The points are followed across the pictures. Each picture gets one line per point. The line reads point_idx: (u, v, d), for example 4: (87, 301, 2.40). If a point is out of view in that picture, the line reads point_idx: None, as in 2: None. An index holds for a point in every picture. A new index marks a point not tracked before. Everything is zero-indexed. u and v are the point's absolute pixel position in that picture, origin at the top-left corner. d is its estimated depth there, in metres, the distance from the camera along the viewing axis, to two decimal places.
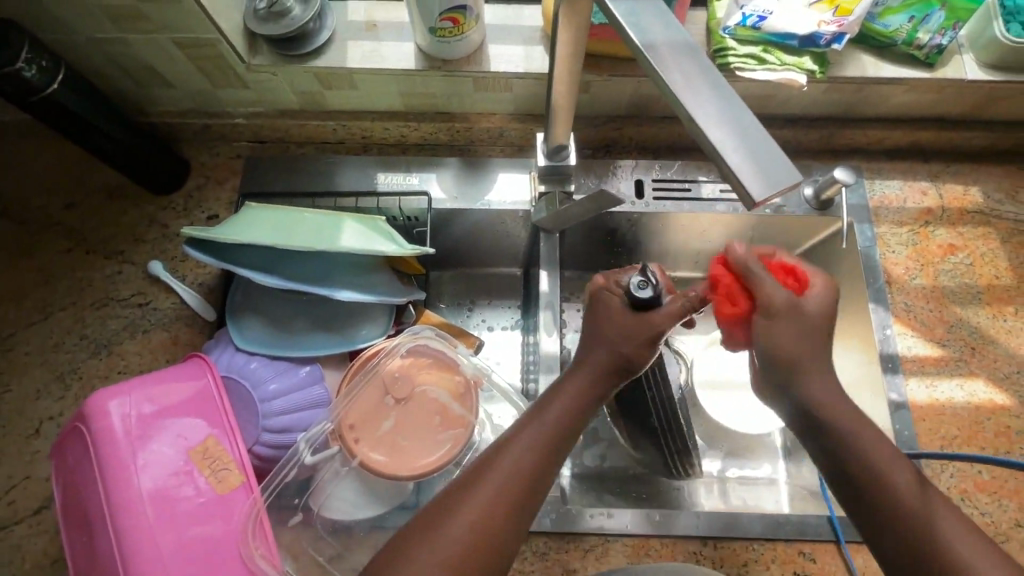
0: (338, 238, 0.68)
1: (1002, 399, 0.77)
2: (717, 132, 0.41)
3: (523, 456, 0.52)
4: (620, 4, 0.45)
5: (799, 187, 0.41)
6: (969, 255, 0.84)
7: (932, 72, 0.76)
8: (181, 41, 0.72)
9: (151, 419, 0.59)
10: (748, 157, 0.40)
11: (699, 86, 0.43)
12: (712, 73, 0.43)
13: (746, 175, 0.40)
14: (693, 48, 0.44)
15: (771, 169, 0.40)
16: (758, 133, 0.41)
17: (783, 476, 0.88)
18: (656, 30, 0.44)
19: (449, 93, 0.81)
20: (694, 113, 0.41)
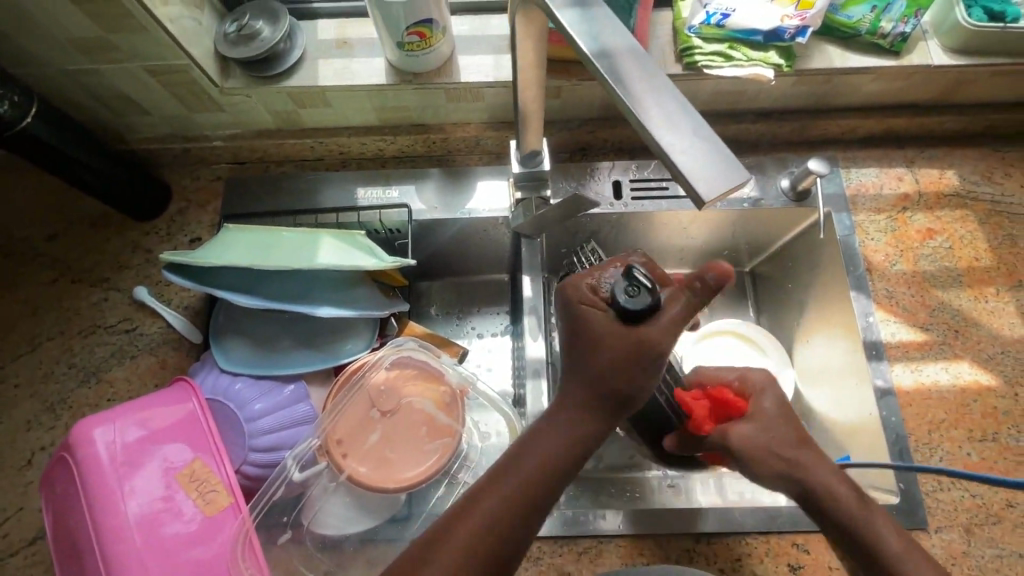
0: (316, 255, 0.68)
1: (987, 380, 0.78)
2: (666, 135, 0.41)
3: (510, 493, 0.52)
4: (571, 18, 0.47)
5: (748, 185, 0.40)
6: (948, 238, 0.85)
7: (898, 59, 0.76)
8: (152, 68, 0.72)
9: (138, 445, 0.59)
10: (698, 158, 0.40)
11: (646, 91, 0.43)
12: (661, 79, 0.43)
13: (694, 175, 0.39)
14: (639, 53, 0.45)
15: (718, 168, 0.40)
16: (705, 134, 0.41)
17: None
18: (604, 38, 0.45)
19: (422, 106, 0.82)
20: (642, 117, 0.42)
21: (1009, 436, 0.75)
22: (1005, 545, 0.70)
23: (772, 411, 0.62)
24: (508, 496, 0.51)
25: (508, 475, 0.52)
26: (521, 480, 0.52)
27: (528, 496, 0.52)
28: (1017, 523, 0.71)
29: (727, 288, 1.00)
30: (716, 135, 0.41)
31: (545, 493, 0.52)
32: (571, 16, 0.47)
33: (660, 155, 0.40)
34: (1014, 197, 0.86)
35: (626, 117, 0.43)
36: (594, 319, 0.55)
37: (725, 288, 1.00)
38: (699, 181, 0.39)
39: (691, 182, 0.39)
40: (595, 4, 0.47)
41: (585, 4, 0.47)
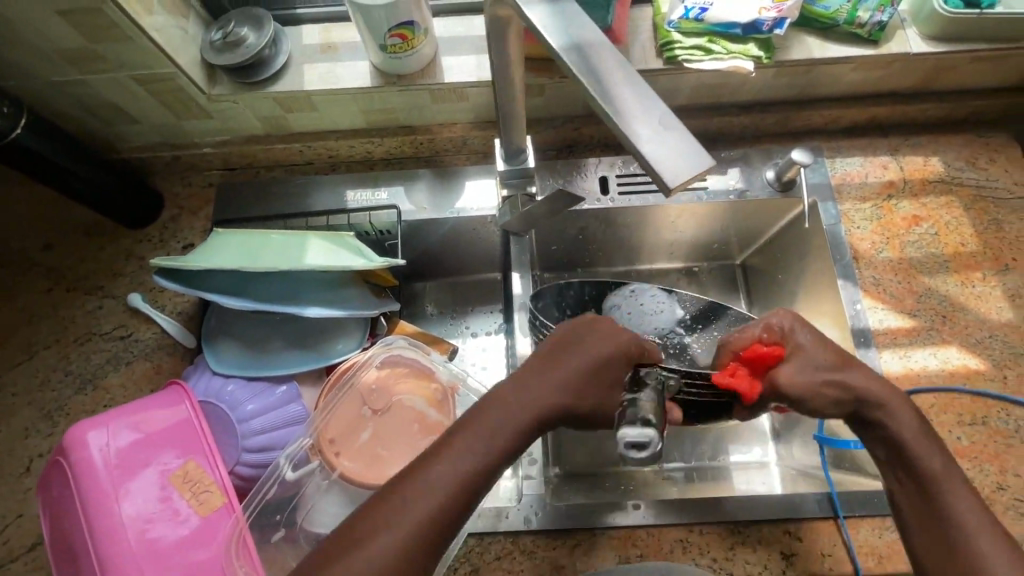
0: (304, 256, 0.69)
1: (976, 364, 0.78)
2: (634, 125, 0.42)
3: (476, 445, 0.51)
4: (541, 15, 0.47)
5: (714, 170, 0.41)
6: (933, 225, 0.85)
7: (877, 48, 0.77)
8: (139, 77, 0.73)
9: (130, 448, 0.60)
10: (665, 147, 0.41)
11: (613, 83, 0.44)
12: (629, 72, 0.44)
13: (661, 164, 0.40)
14: (607, 46, 0.45)
15: (685, 156, 0.40)
16: (671, 122, 0.42)
17: (774, 458, 0.90)
18: (572, 33, 0.46)
19: (407, 107, 0.83)
20: (610, 110, 0.43)
21: (999, 419, 0.75)
22: None
23: (810, 345, 0.60)
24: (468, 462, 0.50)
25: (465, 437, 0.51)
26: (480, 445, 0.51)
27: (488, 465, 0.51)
28: (1009, 505, 0.71)
29: (719, 281, 1.00)
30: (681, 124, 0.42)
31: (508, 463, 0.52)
32: (541, 12, 0.48)
33: (627, 144, 0.41)
34: (999, 182, 0.87)
35: (594, 109, 0.44)
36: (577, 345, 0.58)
37: (716, 280, 1.00)
38: (664, 169, 0.40)
39: (659, 171, 0.40)
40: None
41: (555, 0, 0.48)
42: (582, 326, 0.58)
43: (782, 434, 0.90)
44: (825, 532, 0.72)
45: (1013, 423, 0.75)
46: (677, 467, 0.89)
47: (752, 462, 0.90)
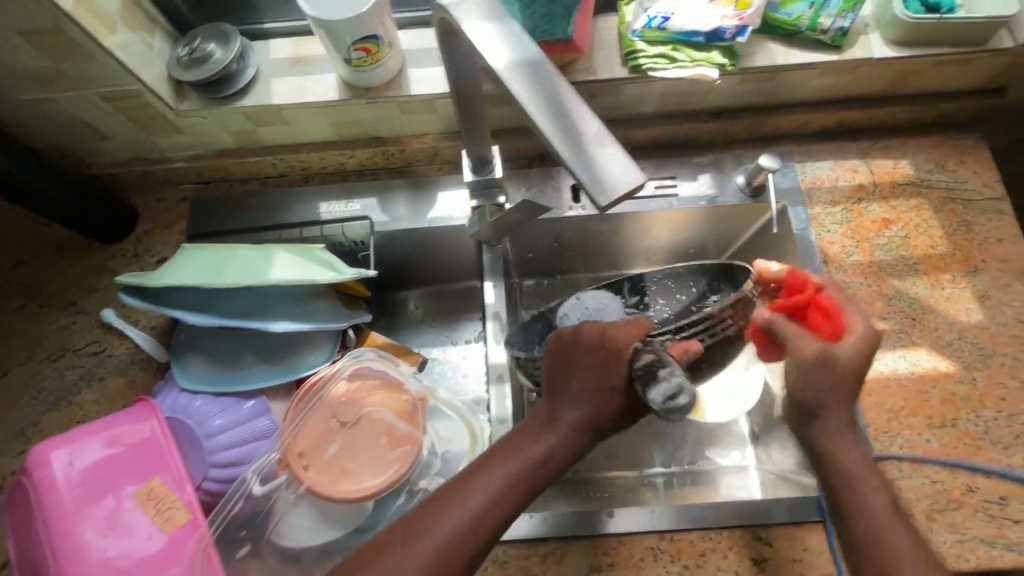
0: (270, 271, 0.69)
1: (945, 366, 0.78)
2: (567, 141, 0.43)
3: (503, 475, 0.56)
4: (478, 34, 0.48)
5: (644, 186, 0.42)
6: (903, 227, 0.85)
7: (840, 53, 0.77)
8: (106, 94, 0.74)
9: (94, 468, 0.60)
10: (596, 163, 0.42)
11: (549, 98, 0.44)
12: (563, 86, 0.45)
13: (591, 180, 0.41)
14: (545, 61, 0.46)
15: (615, 173, 0.41)
16: (605, 138, 0.43)
17: (752, 462, 0.90)
18: (512, 50, 0.47)
19: (376, 119, 0.83)
20: (543, 126, 0.43)
21: (968, 422, 0.76)
22: (966, 530, 0.71)
23: (845, 354, 0.59)
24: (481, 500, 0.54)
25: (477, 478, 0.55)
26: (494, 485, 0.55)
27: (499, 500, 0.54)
28: (978, 507, 0.72)
29: None
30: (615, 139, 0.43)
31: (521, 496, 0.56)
32: (479, 30, 0.48)
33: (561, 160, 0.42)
34: (968, 183, 0.87)
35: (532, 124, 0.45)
36: (580, 354, 0.59)
37: None
38: (596, 185, 0.41)
39: (589, 189, 0.41)
40: (504, 16, 0.49)
41: (497, 16, 0.49)
42: (570, 343, 0.59)
43: (761, 438, 0.91)
44: (796, 538, 0.72)
45: (982, 425, 0.75)
46: (658, 472, 0.90)
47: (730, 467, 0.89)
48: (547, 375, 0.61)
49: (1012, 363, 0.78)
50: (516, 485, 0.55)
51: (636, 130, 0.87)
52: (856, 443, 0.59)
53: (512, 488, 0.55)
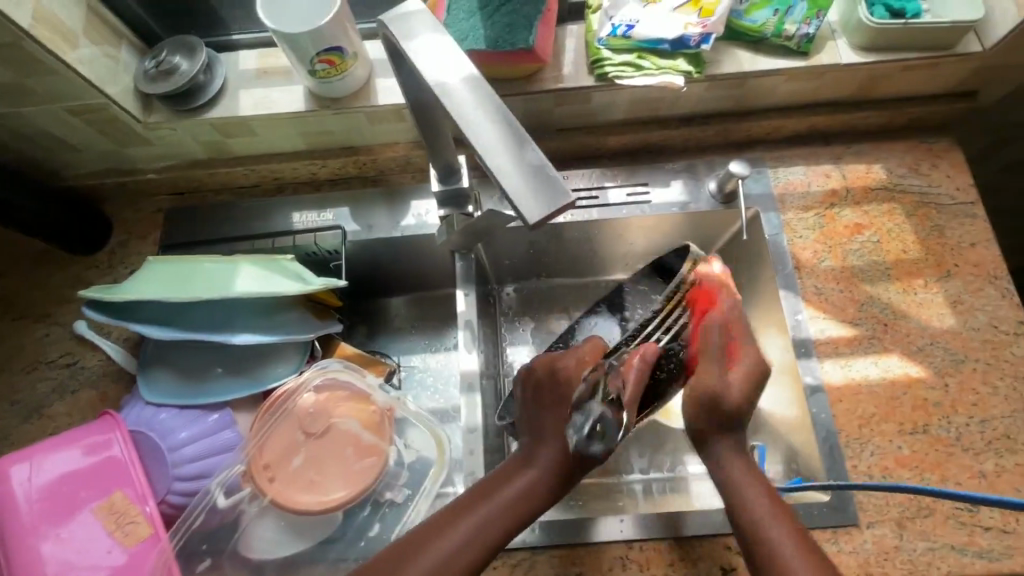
0: (233, 284, 0.70)
1: (917, 372, 0.78)
2: (498, 158, 0.43)
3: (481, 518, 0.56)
4: (415, 46, 0.48)
5: (574, 204, 0.43)
6: (876, 233, 0.85)
7: (807, 59, 0.78)
8: (73, 108, 0.74)
9: (55, 484, 0.61)
10: (525, 181, 0.43)
11: (483, 115, 0.45)
12: (497, 104, 0.46)
13: (520, 198, 0.42)
14: (475, 77, 0.46)
15: (544, 190, 0.42)
16: (535, 155, 0.43)
17: None
18: (448, 66, 0.47)
19: (345, 129, 0.83)
20: (476, 142, 0.44)
21: (940, 428, 0.75)
22: (936, 537, 0.70)
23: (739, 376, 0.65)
24: (463, 532, 0.55)
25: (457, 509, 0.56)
26: (475, 518, 0.55)
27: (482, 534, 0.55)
28: (949, 514, 0.71)
29: None
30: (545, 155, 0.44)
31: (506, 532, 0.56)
32: (417, 45, 0.48)
33: (494, 179, 0.43)
34: (941, 187, 0.87)
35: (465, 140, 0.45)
36: (544, 392, 0.64)
37: None
38: (523, 204, 0.42)
39: (518, 206, 0.42)
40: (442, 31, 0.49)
41: (436, 32, 0.48)
42: (533, 379, 0.66)
43: None
44: None
45: (954, 430, 0.75)
46: (636, 479, 0.88)
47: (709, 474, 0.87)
48: (523, 417, 0.65)
49: (984, 369, 0.77)
50: (496, 522, 0.56)
51: (607, 137, 0.86)
52: (753, 475, 0.62)
53: (492, 524, 0.55)
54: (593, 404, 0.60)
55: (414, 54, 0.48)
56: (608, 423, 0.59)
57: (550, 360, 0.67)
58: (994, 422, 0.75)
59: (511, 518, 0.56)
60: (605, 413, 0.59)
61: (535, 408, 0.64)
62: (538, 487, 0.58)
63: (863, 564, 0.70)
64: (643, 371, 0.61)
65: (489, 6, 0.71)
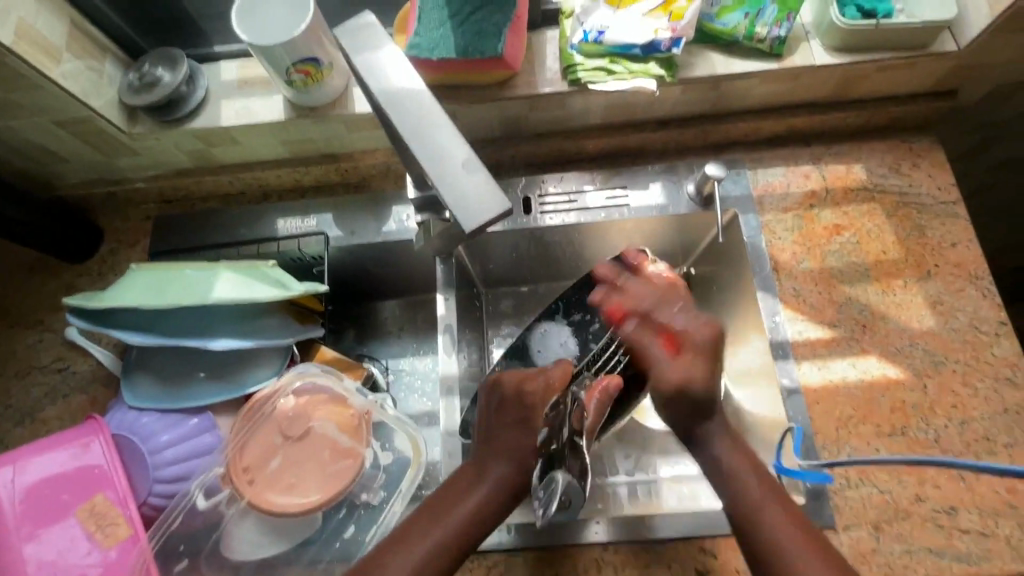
0: (212, 290, 0.72)
1: (895, 373, 0.77)
2: (439, 168, 0.44)
3: (443, 527, 0.57)
4: (361, 58, 0.48)
5: (512, 211, 0.44)
6: (855, 234, 0.84)
7: (780, 62, 0.78)
8: (59, 120, 0.76)
9: (37, 486, 0.63)
10: (464, 191, 0.43)
11: (426, 124, 0.46)
12: (441, 114, 0.46)
13: (456, 207, 0.43)
14: (421, 90, 0.47)
15: (480, 198, 0.43)
16: (476, 165, 0.44)
17: None
18: (394, 77, 0.47)
19: (325, 137, 0.85)
20: (417, 151, 0.45)
21: (919, 430, 0.74)
22: (914, 540, 0.69)
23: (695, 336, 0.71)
24: (420, 555, 0.55)
25: (409, 531, 0.57)
26: (446, 528, 0.57)
27: (441, 553, 0.56)
28: (927, 517, 0.70)
29: None
30: (486, 166, 0.45)
31: (463, 546, 0.57)
32: (366, 57, 0.48)
33: (435, 189, 0.43)
34: (922, 187, 0.86)
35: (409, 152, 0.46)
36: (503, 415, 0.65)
37: None
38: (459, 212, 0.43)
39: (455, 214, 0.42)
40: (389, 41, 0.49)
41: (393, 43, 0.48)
42: (499, 397, 0.67)
43: None
44: (740, 549, 0.71)
45: (933, 433, 0.74)
46: (621, 481, 0.86)
47: (693, 476, 0.86)
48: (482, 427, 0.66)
49: (964, 370, 0.77)
50: (462, 530, 0.58)
51: (584, 141, 0.88)
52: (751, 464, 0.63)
53: (458, 534, 0.57)
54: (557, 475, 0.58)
55: (367, 65, 0.48)
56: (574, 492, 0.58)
57: (520, 378, 0.68)
58: (973, 423, 0.74)
59: (473, 527, 0.58)
60: (570, 481, 0.58)
61: (489, 431, 0.65)
62: (491, 504, 0.60)
63: None
64: (602, 403, 0.66)
65: (460, 15, 0.73)
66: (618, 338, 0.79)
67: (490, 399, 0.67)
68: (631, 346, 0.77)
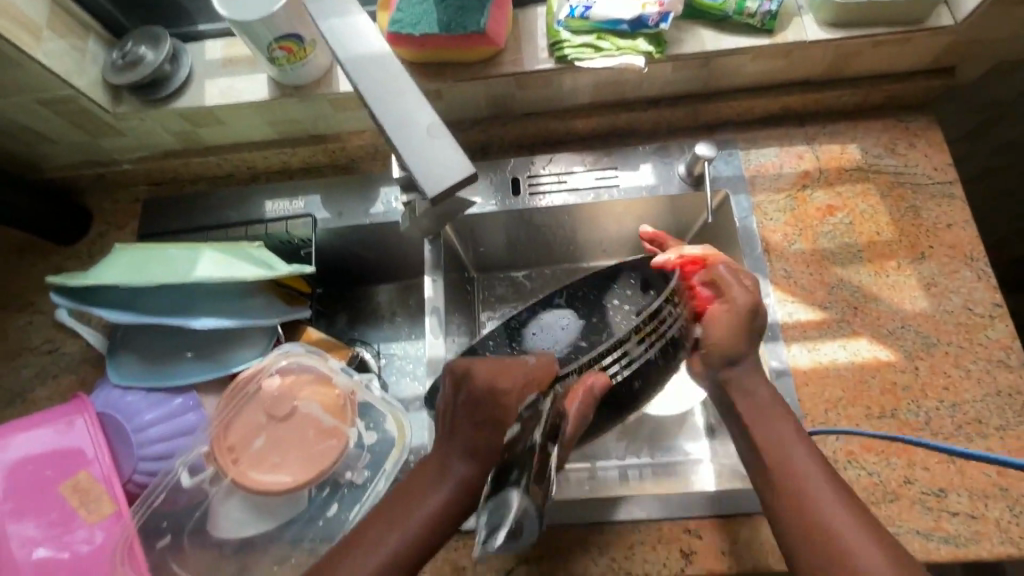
0: (194, 269, 0.71)
1: (887, 355, 0.76)
2: (403, 134, 0.44)
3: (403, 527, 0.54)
4: (324, 25, 0.47)
5: (477, 179, 0.43)
6: (849, 214, 0.83)
7: (772, 37, 0.77)
8: (43, 100, 0.76)
9: (22, 464, 0.64)
10: (428, 156, 0.43)
11: (391, 90, 0.45)
12: (405, 79, 0.45)
13: (419, 173, 0.42)
14: (387, 55, 0.46)
15: (443, 165, 0.43)
16: (439, 132, 0.44)
17: (708, 455, 0.84)
18: (360, 43, 0.47)
19: (311, 117, 0.84)
20: (381, 117, 0.44)
21: (909, 412, 0.73)
22: (902, 522, 0.68)
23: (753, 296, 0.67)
24: (387, 553, 0.53)
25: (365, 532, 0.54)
26: (415, 522, 0.54)
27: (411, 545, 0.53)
28: (916, 499, 0.69)
29: None
30: (450, 133, 0.44)
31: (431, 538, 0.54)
32: (330, 24, 0.47)
33: (398, 154, 0.43)
34: (918, 167, 0.84)
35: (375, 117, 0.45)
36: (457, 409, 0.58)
37: None
38: (421, 177, 0.42)
39: (416, 179, 0.42)
40: (356, 10, 0.48)
41: (356, 9, 0.48)
42: (466, 394, 0.58)
43: (718, 431, 0.85)
44: (725, 529, 0.71)
45: (923, 415, 0.73)
46: (611, 465, 0.85)
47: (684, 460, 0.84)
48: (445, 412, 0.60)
49: (957, 352, 0.75)
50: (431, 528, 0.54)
51: (573, 121, 0.87)
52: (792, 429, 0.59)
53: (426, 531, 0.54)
54: (513, 496, 0.53)
55: (330, 34, 0.47)
56: (528, 519, 0.54)
57: (495, 372, 0.59)
58: (965, 406, 0.73)
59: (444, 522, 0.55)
60: (527, 509, 0.53)
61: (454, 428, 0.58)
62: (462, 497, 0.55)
63: None
64: (586, 406, 0.61)
65: None
66: (626, 350, 0.64)
67: (456, 393, 0.59)
68: (635, 360, 0.65)
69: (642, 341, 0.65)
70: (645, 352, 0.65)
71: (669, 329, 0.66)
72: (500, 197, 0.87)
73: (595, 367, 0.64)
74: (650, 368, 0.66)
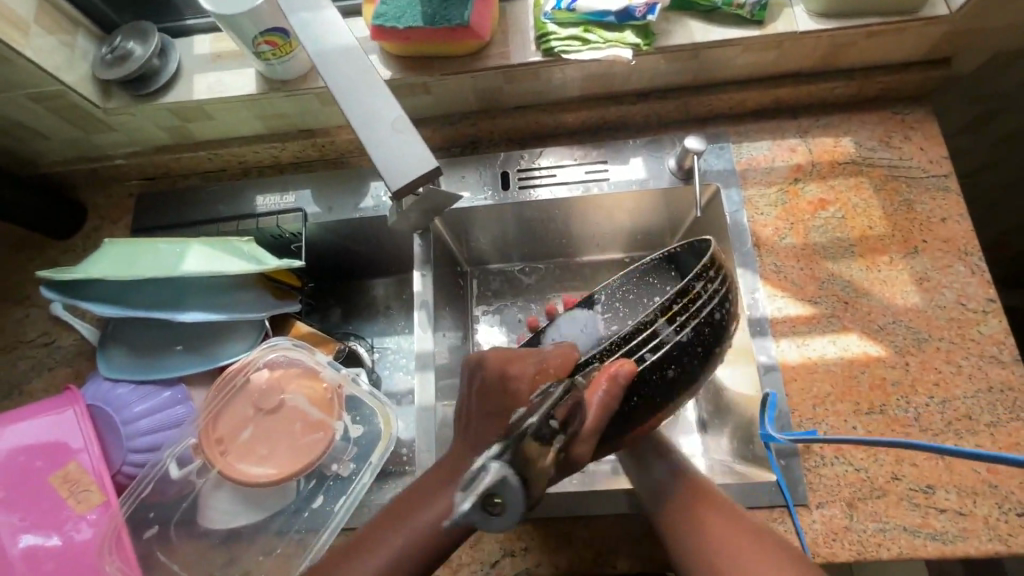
0: (181, 263, 0.72)
1: (877, 351, 0.75)
2: (370, 130, 0.44)
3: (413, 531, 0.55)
4: (294, 17, 0.47)
5: (443, 174, 0.44)
6: (841, 208, 0.82)
7: (762, 28, 0.76)
8: (33, 96, 0.76)
9: (14, 455, 0.65)
10: (396, 151, 0.43)
11: (360, 85, 0.45)
12: (371, 73, 0.45)
13: (387, 169, 0.43)
14: (355, 49, 0.46)
15: (409, 161, 0.43)
16: (406, 127, 0.44)
17: (699, 451, 0.85)
18: (331, 38, 0.47)
19: (299, 111, 0.84)
20: (349, 112, 0.44)
21: (899, 408, 0.72)
22: (889, 518, 0.68)
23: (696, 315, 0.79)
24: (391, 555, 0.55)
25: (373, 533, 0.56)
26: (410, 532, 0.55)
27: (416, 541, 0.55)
28: (904, 495, 0.69)
29: None
30: (417, 128, 0.44)
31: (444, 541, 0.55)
32: (299, 17, 0.47)
33: (365, 149, 0.43)
34: (912, 160, 0.83)
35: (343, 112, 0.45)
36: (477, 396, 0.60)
37: None
38: (388, 172, 0.43)
39: (384, 175, 0.43)
40: (325, 3, 0.48)
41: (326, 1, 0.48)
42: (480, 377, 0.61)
43: (711, 427, 0.86)
44: None
45: (913, 411, 0.72)
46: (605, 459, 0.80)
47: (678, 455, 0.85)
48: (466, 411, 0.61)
49: (948, 348, 0.74)
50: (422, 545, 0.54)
51: (563, 114, 0.87)
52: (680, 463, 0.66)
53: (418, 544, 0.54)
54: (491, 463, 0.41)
55: (300, 27, 0.47)
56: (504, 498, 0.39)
57: (505, 360, 0.61)
58: (955, 403, 0.72)
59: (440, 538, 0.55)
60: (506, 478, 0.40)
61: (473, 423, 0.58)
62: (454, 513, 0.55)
63: (810, 544, 0.68)
64: (609, 390, 0.53)
65: None
66: (659, 332, 0.61)
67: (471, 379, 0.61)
68: (664, 343, 0.60)
69: (671, 321, 0.61)
70: (675, 334, 0.61)
71: (701, 310, 0.62)
72: (489, 192, 0.87)
73: (621, 352, 0.60)
74: (683, 353, 0.61)
